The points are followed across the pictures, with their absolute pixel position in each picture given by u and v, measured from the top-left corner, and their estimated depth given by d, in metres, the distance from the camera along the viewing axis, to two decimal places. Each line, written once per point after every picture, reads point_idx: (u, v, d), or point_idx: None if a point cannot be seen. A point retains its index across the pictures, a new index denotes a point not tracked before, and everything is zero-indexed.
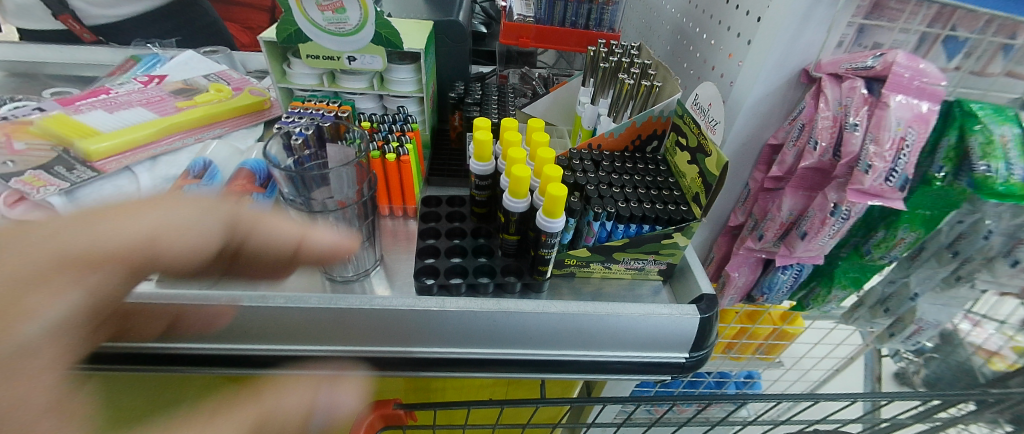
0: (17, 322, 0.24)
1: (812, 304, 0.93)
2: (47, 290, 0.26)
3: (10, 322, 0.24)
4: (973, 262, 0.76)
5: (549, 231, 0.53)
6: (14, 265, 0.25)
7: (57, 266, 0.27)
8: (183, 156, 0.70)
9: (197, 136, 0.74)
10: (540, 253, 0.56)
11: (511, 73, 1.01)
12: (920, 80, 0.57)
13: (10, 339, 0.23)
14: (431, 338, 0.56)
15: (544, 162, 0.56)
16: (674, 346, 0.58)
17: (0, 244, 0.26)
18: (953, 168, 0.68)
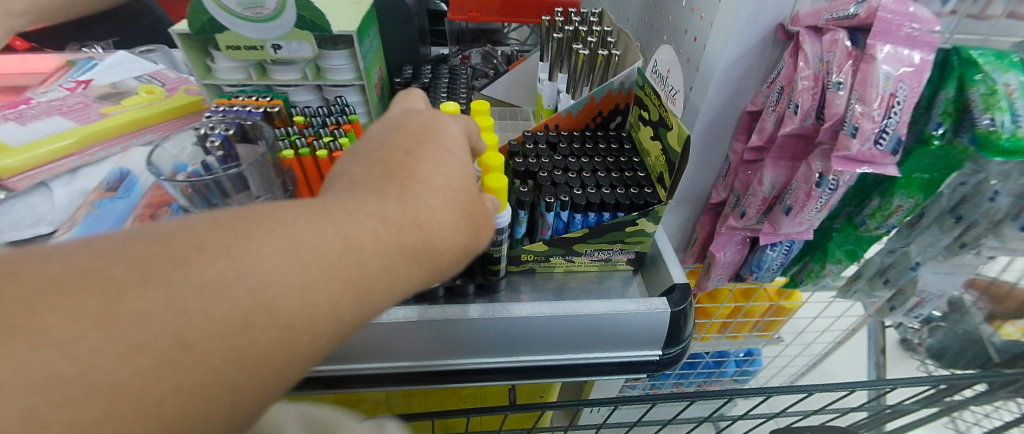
0: (460, 146, 0.39)
1: (806, 280, 0.88)
2: (459, 138, 0.39)
3: (459, 146, 0.38)
4: (978, 227, 0.69)
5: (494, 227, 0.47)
6: (448, 126, 0.39)
7: (455, 130, 0.40)
8: (106, 167, 0.64)
9: (124, 144, 0.68)
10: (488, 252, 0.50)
11: (473, 52, 0.93)
12: (911, 27, 0.50)
13: (459, 152, 0.38)
14: (377, 354, 0.51)
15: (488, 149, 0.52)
16: (645, 343, 0.53)
17: (431, 119, 0.39)
18: (953, 125, 0.62)
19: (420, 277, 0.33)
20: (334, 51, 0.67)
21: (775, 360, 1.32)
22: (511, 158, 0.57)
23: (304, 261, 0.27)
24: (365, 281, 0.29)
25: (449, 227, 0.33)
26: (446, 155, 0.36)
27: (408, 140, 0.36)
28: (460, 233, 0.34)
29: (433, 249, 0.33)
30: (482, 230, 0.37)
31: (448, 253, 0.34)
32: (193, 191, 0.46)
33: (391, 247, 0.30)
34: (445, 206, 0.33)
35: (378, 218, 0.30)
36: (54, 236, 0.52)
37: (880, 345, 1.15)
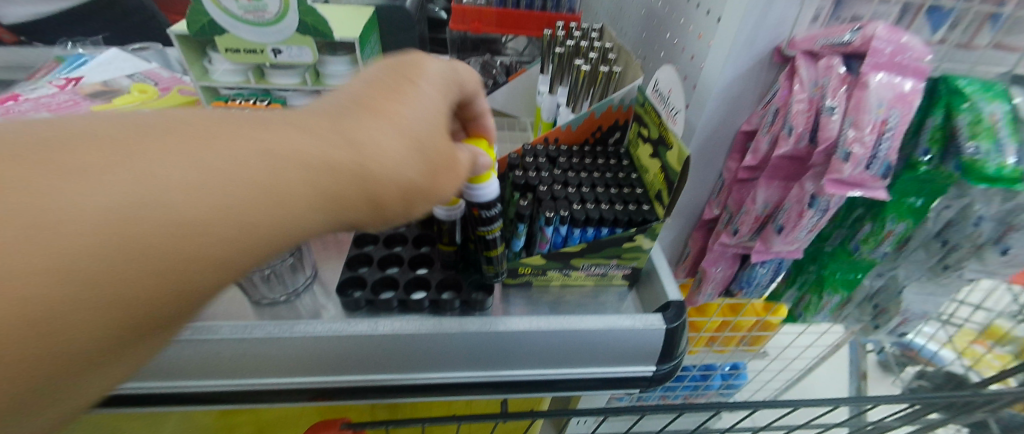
0: (436, 96, 0.40)
1: (804, 315, 0.91)
2: (439, 89, 0.41)
3: (434, 95, 0.40)
4: (961, 250, 0.72)
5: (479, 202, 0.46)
6: (429, 76, 0.41)
7: (436, 82, 0.41)
8: None
9: None
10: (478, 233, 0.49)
11: (472, 62, 0.93)
12: (903, 56, 0.52)
13: (432, 99, 0.39)
14: (370, 366, 0.50)
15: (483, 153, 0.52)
16: (638, 359, 0.53)
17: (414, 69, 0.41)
18: (939, 152, 0.64)
19: (360, 204, 0.34)
20: (334, 58, 0.66)
21: (759, 375, 1.34)
22: (510, 171, 0.57)
23: (227, 166, 0.30)
24: (296, 193, 0.31)
25: (397, 165, 0.35)
26: (411, 93, 0.38)
27: (386, 85, 0.39)
28: (406, 166, 0.35)
29: (372, 175, 0.33)
30: (433, 174, 0.38)
31: (387, 183, 0.34)
32: None
33: (321, 163, 0.32)
34: (393, 139, 0.35)
35: (317, 138, 0.33)
36: None
37: (861, 370, 1.17)
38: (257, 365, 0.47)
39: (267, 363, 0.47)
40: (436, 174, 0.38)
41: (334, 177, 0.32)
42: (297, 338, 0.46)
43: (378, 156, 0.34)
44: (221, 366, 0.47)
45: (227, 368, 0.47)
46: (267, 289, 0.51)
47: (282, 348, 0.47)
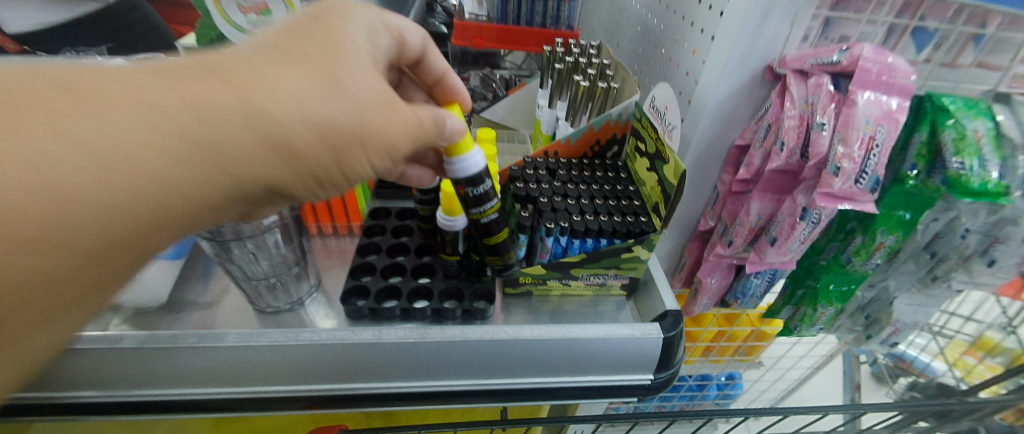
0: (356, 47, 0.39)
1: (800, 327, 0.92)
2: (361, 42, 0.40)
3: (354, 46, 0.39)
4: (949, 261, 0.74)
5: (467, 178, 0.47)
6: (351, 29, 0.40)
7: (360, 35, 0.40)
8: None
9: None
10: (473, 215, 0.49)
11: (472, 75, 0.95)
12: (890, 75, 0.54)
13: (347, 47, 0.38)
14: (371, 373, 0.51)
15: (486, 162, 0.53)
16: (636, 368, 0.54)
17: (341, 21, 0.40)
18: (926, 167, 0.66)
19: (264, 146, 0.32)
20: None
21: (754, 385, 1.35)
22: (511, 182, 0.58)
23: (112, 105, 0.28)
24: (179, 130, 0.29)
25: (297, 104, 0.33)
26: (325, 44, 0.37)
27: (301, 33, 0.38)
28: (308, 107, 0.33)
29: (268, 115, 0.32)
30: (356, 115, 0.36)
31: (286, 122, 0.32)
32: None
33: (200, 96, 0.30)
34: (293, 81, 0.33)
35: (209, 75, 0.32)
36: None
37: (855, 382, 1.18)
38: (259, 372, 0.48)
39: (269, 370, 0.48)
40: (352, 116, 0.35)
41: (225, 116, 0.30)
42: (301, 345, 0.47)
43: (273, 94, 0.32)
44: (227, 373, 0.47)
45: (233, 376, 0.48)
46: (271, 296, 0.52)
47: (287, 356, 0.47)
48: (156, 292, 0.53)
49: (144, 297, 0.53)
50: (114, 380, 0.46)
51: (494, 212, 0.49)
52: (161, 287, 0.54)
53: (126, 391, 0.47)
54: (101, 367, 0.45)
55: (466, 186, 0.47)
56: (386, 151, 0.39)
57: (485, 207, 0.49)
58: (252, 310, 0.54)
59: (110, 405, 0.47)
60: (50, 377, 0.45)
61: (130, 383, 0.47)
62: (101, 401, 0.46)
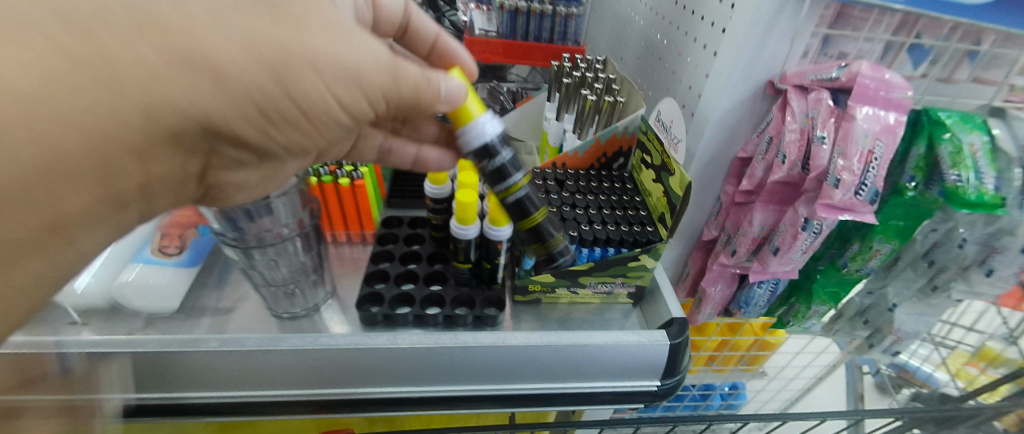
0: None
1: (792, 321, 0.93)
2: None
3: None
4: (948, 271, 0.76)
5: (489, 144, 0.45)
6: None
7: None
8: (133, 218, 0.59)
9: None
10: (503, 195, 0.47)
11: (480, 88, 0.98)
12: (887, 91, 0.56)
13: None
14: (383, 377, 0.52)
15: None
16: (643, 374, 0.55)
17: None
18: (924, 178, 0.68)
19: (182, 68, 0.30)
20: None
21: (758, 395, 1.35)
22: None
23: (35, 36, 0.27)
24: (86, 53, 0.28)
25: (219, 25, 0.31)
26: None
27: None
28: (231, 27, 0.31)
29: (183, 34, 0.30)
30: (291, 37, 0.33)
31: (205, 41, 0.30)
32: (221, 214, 0.46)
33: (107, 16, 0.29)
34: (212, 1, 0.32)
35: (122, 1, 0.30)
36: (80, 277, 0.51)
37: (858, 391, 1.19)
38: (276, 375, 0.49)
39: (286, 374, 0.49)
40: (283, 37, 0.33)
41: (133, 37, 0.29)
42: (319, 349, 0.48)
43: (190, 11, 0.31)
44: (246, 376, 0.49)
45: (252, 378, 0.49)
46: (287, 302, 0.53)
47: (305, 359, 0.48)
48: (168, 296, 0.53)
49: (154, 303, 0.53)
50: (135, 383, 0.47)
51: (518, 191, 0.48)
52: (174, 290, 0.54)
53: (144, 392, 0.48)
54: (124, 370, 0.46)
55: (484, 161, 0.46)
56: (337, 79, 0.36)
57: (508, 184, 0.47)
58: (269, 315, 0.55)
59: (129, 407, 0.48)
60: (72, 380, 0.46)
61: (152, 384, 0.48)
62: (121, 403, 0.48)
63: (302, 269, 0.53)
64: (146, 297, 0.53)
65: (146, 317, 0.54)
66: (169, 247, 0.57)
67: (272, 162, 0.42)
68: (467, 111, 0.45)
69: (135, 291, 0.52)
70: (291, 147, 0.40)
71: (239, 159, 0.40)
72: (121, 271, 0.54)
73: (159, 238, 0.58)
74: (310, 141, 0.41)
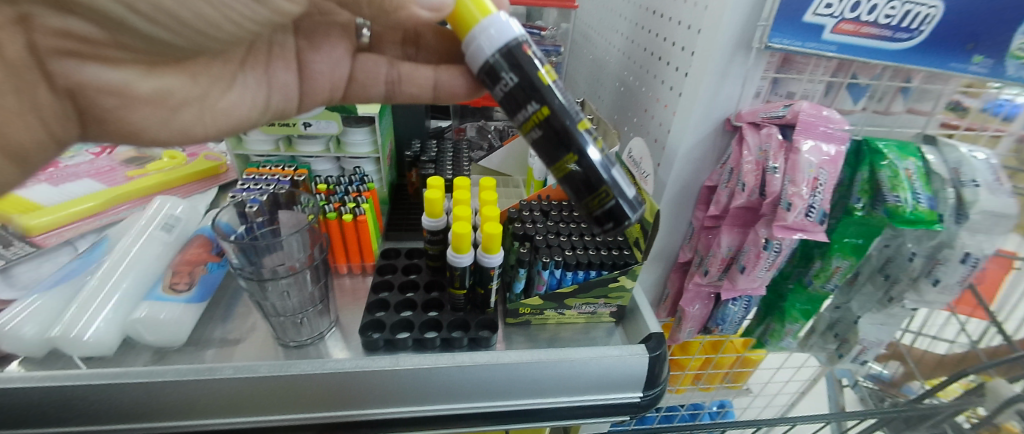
0: None
1: (770, 341, 0.98)
2: None
3: None
4: (901, 283, 0.83)
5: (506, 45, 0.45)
6: None
7: None
8: (141, 252, 0.60)
9: (153, 215, 0.66)
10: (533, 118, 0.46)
11: (469, 126, 1.04)
12: (826, 126, 0.65)
13: None
14: (382, 400, 0.54)
15: (489, 203, 0.61)
16: (627, 386, 0.59)
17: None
18: (869, 200, 0.76)
19: None
20: (356, 129, 0.78)
21: (745, 412, 1.39)
22: (510, 223, 0.66)
23: None
24: None
25: None
26: None
27: None
28: None
29: None
30: None
31: None
32: (239, 249, 0.50)
33: None
34: None
35: None
36: (96, 319, 0.52)
37: (839, 404, 1.24)
38: (282, 399, 0.51)
39: (291, 398, 0.51)
40: None
41: None
42: (325, 374, 0.51)
43: None
44: (251, 401, 0.51)
45: (263, 405, 0.51)
46: (293, 331, 0.57)
47: (309, 384, 0.51)
48: (177, 331, 0.55)
49: (164, 338, 0.55)
50: (144, 414, 0.50)
51: (534, 129, 0.46)
52: (184, 324, 0.56)
53: (153, 422, 0.50)
54: (136, 401, 0.49)
55: (494, 86, 0.47)
56: None
57: (525, 118, 0.46)
58: (276, 344, 0.58)
59: None
60: (83, 412, 0.48)
61: (160, 415, 0.50)
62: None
63: (308, 300, 0.57)
64: (158, 332, 0.54)
65: (155, 351, 0.56)
66: (180, 283, 0.59)
67: (129, 35, 0.43)
68: (464, 20, 0.46)
69: (147, 327, 0.54)
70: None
71: (85, 33, 0.42)
72: (133, 309, 0.55)
73: (169, 275, 0.59)
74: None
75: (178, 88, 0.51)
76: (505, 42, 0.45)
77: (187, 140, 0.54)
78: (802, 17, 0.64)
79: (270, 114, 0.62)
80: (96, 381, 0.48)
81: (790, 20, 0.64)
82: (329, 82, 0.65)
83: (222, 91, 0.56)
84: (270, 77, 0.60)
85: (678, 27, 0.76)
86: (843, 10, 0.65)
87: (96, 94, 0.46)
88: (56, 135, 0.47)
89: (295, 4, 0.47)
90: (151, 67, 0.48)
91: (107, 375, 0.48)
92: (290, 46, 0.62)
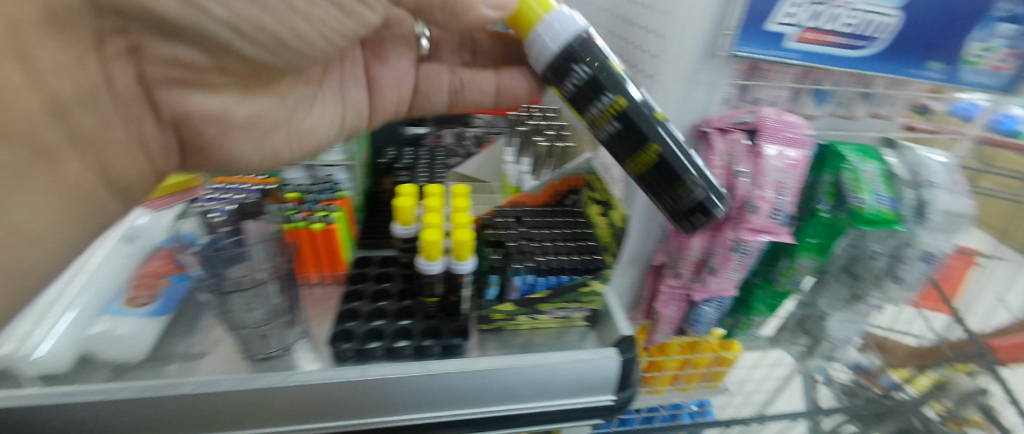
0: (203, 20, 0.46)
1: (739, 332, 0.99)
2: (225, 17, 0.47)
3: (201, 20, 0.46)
4: (866, 281, 0.86)
5: (574, 45, 0.50)
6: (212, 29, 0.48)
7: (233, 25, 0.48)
8: (99, 266, 0.59)
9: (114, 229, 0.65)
10: (597, 117, 0.52)
11: (446, 133, 1.00)
12: (787, 132, 0.68)
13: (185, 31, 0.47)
14: (351, 411, 0.53)
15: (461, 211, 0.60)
16: (599, 389, 0.60)
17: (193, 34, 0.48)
18: (835, 203, 0.78)
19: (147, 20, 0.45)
20: None
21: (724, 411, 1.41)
22: (483, 229, 0.67)
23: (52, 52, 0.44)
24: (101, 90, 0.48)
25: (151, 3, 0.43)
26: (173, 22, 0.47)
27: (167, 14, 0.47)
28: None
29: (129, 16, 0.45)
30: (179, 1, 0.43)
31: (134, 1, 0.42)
32: (205, 260, 0.52)
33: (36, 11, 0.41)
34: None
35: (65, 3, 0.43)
36: (50, 334, 0.51)
37: (813, 399, 1.27)
38: (246, 412, 0.50)
39: (256, 411, 0.50)
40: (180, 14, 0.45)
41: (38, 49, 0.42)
42: (291, 386, 0.50)
43: None
44: (213, 416, 0.49)
45: (227, 420, 0.50)
46: (260, 343, 0.55)
47: (276, 397, 0.50)
48: (137, 346, 0.54)
49: (123, 353, 0.53)
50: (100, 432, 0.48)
51: (611, 121, 0.51)
52: (144, 339, 0.54)
53: None
54: (91, 419, 0.47)
55: (563, 84, 0.52)
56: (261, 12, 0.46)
57: (598, 112, 0.51)
58: (242, 357, 0.57)
59: None
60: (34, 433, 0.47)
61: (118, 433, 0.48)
62: None
63: (275, 311, 0.56)
64: (116, 347, 0.53)
65: (114, 367, 0.54)
66: (140, 297, 0.58)
67: (229, 57, 0.51)
68: (526, 16, 0.52)
69: (105, 342, 0.52)
70: (236, 21, 0.46)
71: (192, 60, 0.50)
72: (89, 324, 0.54)
73: (130, 289, 0.58)
74: (261, 12, 0.46)
75: (269, 110, 0.60)
76: (572, 35, 0.50)
77: (272, 161, 0.64)
78: (764, 26, 0.66)
79: (344, 130, 0.70)
80: (47, 400, 0.46)
81: (754, 30, 0.66)
82: (397, 93, 0.73)
83: (302, 114, 0.64)
84: (336, 107, 0.69)
85: (650, 35, 0.75)
86: (804, 19, 0.67)
87: (200, 124, 0.56)
88: (156, 164, 0.57)
89: (376, 14, 0.53)
90: (244, 96, 0.58)
91: (60, 394, 0.46)
92: (360, 59, 0.69)
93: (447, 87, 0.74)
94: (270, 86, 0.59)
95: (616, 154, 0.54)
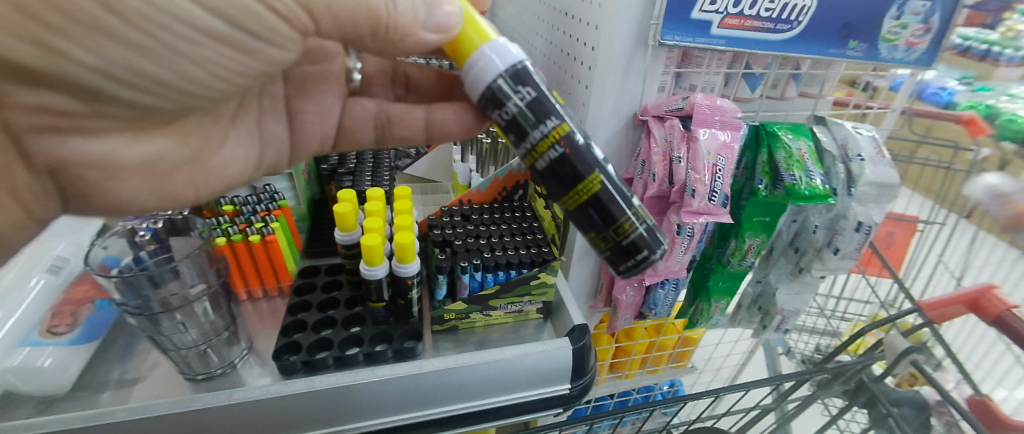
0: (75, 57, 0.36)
1: (700, 320, 1.01)
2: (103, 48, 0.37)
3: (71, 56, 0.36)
4: (808, 254, 0.91)
5: (513, 74, 0.42)
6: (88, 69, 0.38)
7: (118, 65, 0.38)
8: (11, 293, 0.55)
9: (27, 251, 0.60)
10: (535, 153, 0.43)
11: None
12: (720, 115, 0.70)
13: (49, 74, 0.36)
14: (299, 425, 0.52)
15: (401, 212, 0.61)
16: (555, 379, 0.60)
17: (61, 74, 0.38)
18: (771, 181, 0.82)
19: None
20: None
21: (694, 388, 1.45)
22: (430, 230, 0.67)
23: None
24: None
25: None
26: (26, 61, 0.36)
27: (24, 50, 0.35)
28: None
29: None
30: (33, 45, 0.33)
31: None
32: (124, 285, 0.48)
33: None
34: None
35: None
36: None
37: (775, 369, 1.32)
38: None
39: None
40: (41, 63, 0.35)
41: None
42: (233, 405, 0.49)
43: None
44: None
45: None
46: (200, 363, 0.54)
47: (217, 418, 0.48)
48: (61, 377, 0.52)
49: (47, 385, 0.51)
50: None
51: (554, 147, 0.42)
52: (67, 370, 0.52)
53: None
54: None
55: (494, 112, 0.43)
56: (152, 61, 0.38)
57: (539, 139, 0.42)
58: (182, 379, 0.55)
59: None
60: None
61: None
62: None
63: (212, 330, 0.54)
64: (35, 380, 0.50)
65: (40, 401, 0.52)
66: (60, 326, 0.55)
67: (107, 102, 0.41)
68: (464, 46, 0.44)
69: (21, 375, 0.50)
70: (110, 67, 0.38)
71: (65, 107, 0.40)
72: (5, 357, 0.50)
73: (47, 318, 0.55)
74: (140, 58, 0.38)
75: (169, 152, 0.51)
76: (509, 66, 0.42)
77: (175, 203, 0.55)
78: (689, 15, 0.68)
79: (261, 168, 0.63)
80: None
81: (680, 18, 0.68)
82: (318, 131, 0.66)
83: (211, 151, 0.56)
84: (255, 140, 0.61)
85: (584, 27, 0.76)
86: (727, 5, 0.69)
87: (79, 169, 0.45)
88: (31, 211, 0.47)
89: (285, 51, 0.45)
90: (140, 137, 0.48)
91: None
92: (279, 96, 0.63)
93: (375, 120, 0.68)
94: (171, 124, 0.50)
95: (550, 188, 0.45)
